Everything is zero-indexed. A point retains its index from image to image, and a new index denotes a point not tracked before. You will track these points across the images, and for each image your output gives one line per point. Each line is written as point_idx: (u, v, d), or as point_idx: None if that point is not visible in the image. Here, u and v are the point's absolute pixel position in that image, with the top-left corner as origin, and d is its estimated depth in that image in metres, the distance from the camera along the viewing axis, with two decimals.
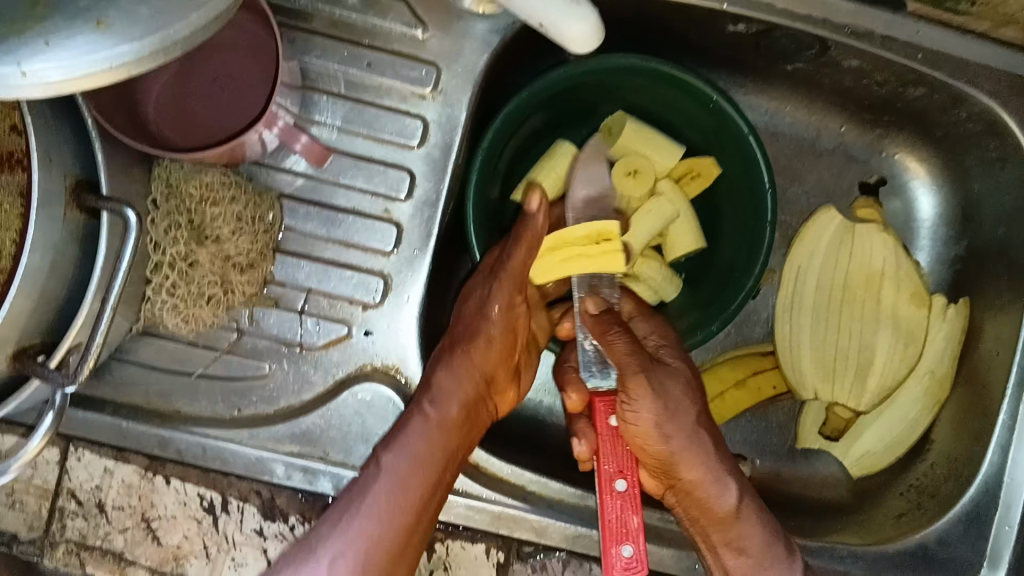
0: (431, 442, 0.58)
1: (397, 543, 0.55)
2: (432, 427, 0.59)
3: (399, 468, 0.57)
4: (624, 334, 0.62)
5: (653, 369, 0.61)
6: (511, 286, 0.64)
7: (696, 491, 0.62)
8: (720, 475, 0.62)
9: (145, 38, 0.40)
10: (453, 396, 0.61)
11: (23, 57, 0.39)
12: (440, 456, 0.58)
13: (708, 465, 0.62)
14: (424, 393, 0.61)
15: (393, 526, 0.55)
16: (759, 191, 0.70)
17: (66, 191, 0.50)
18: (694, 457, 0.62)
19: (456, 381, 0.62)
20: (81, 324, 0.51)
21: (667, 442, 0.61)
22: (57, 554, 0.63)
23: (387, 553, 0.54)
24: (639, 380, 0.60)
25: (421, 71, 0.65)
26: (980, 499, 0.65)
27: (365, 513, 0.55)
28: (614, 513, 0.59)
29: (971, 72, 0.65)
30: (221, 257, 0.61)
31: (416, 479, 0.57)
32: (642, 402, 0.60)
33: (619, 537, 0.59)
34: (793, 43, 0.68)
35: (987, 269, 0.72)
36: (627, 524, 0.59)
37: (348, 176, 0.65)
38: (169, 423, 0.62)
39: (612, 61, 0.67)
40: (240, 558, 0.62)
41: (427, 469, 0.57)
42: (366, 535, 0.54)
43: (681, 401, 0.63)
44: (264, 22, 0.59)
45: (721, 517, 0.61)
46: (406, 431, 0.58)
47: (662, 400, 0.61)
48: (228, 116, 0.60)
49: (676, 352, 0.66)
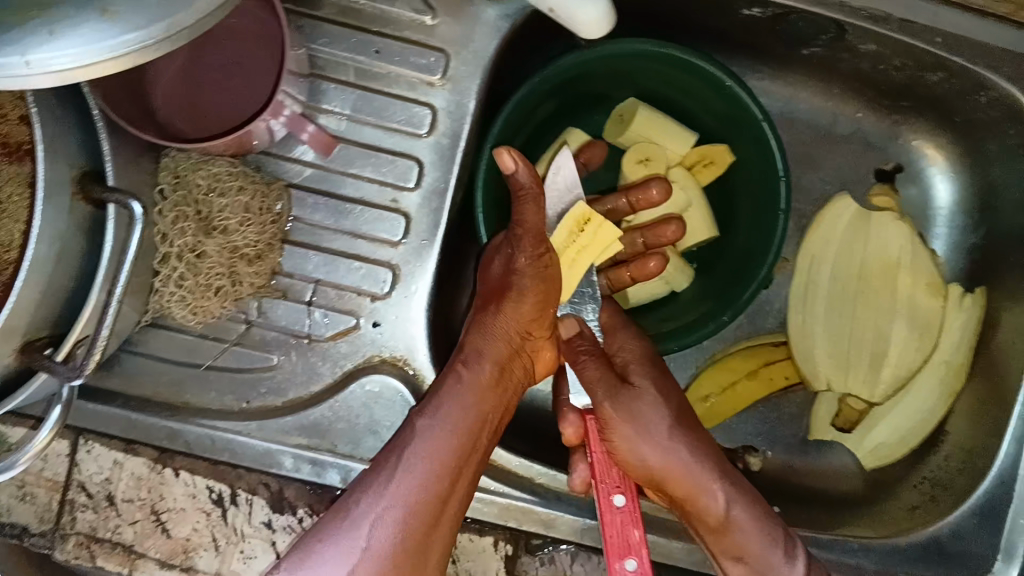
0: (466, 406, 0.58)
1: (431, 511, 0.54)
2: (467, 390, 0.59)
3: (431, 433, 0.56)
4: (593, 360, 0.63)
5: (619, 395, 0.62)
6: (532, 244, 0.61)
7: (689, 504, 0.60)
8: (707, 484, 0.59)
9: (153, 27, 0.39)
10: (486, 355, 0.62)
11: (28, 47, 0.38)
12: (477, 420, 0.58)
13: (696, 478, 0.59)
14: (458, 356, 0.62)
15: (429, 493, 0.54)
16: (774, 179, 0.69)
17: (71, 182, 0.49)
18: (680, 472, 0.59)
19: (490, 341, 0.63)
20: (87, 318, 0.51)
21: (645, 463, 0.60)
22: (67, 547, 0.61)
23: (422, 521, 0.53)
24: (608, 411, 0.61)
25: (430, 58, 0.64)
26: (994, 490, 0.64)
27: (402, 478, 0.54)
28: (616, 531, 0.58)
29: (993, 56, 0.63)
30: (229, 248, 0.60)
31: (452, 444, 0.56)
32: (618, 431, 0.61)
33: (622, 553, 0.57)
34: (809, 28, 0.67)
35: (1006, 258, 0.71)
36: (629, 539, 0.58)
37: (356, 166, 0.64)
38: (180, 415, 0.63)
39: (623, 46, 0.66)
40: (248, 550, 0.61)
41: (462, 435, 0.57)
42: (403, 499, 0.53)
43: (656, 418, 0.62)
44: (268, 8, 0.57)
45: (715, 525, 0.59)
46: (439, 398, 0.58)
47: (634, 424, 0.61)
48: (235, 105, 0.59)
49: (645, 368, 0.64)
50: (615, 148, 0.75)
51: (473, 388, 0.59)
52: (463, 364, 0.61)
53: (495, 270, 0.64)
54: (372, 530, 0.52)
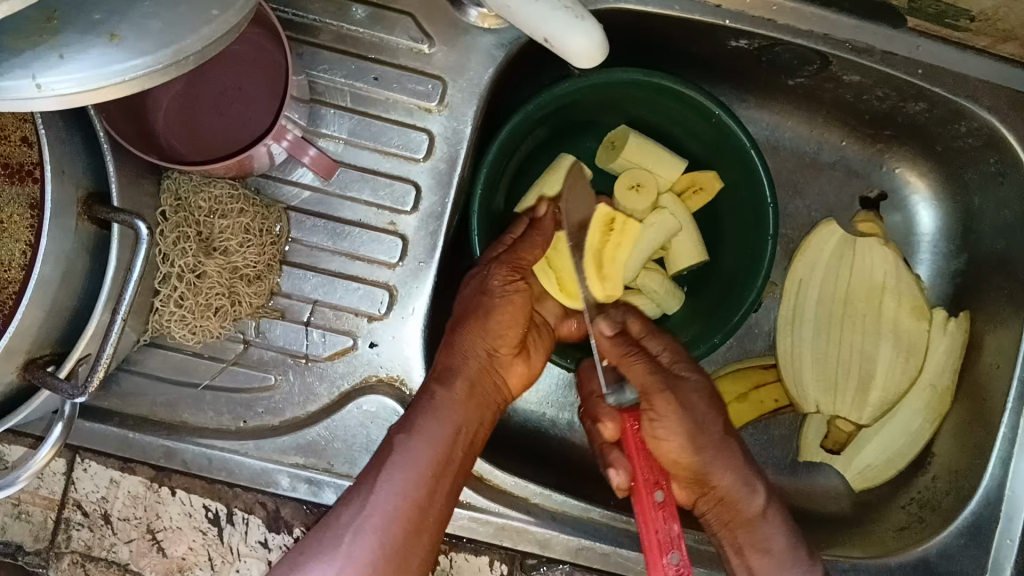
0: (444, 420, 0.60)
1: (411, 518, 0.55)
2: (442, 404, 0.60)
3: (411, 448, 0.58)
4: (639, 359, 0.62)
5: (676, 385, 0.62)
6: (505, 270, 0.64)
7: (725, 499, 0.63)
8: (750, 480, 0.63)
9: (157, 52, 0.41)
10: (461, 372, 0.62)
11: (38, 71, 0.39)
12: (453, 430, 0.60)
13: (737, 474, 0.63)
14: (432, 376, 0.62)
15: (410, 501, 0.56)
16: (762, 204, 0.71)
17: (78, 203, 0.50)
18: (723, 468, 0.63)
19: (463, 356, 0.63)
20: (90, 335, 0.51)
21: (693, 454, 0.62)
22: (63, 564, 0.62)
23: (402, 529, 0.55)
24: (666, 398, 0.61)
25: (427, 85, 0.66)
26: (980, 511, 0.66)
27: (382, 490, 0.56)
28: (659, 525, 0.56)
29: (971, 87, 0.66)
30: (228, 268, 0.61)
31: (429, 458, 0.57)
32: (670, 420, 0.61)
33: (667, 546, 0.55)
34: (794, 59, 0.70)
35: (988, 281, 0.73)
36: (672, 531, 0.56)
37: (354, 189, 0.66)
38: (176, 434, 0.63)
39: (615, 74, 0.68)
40: (245, 569, 0.62)
41: (441, 445, 0.58)
42: (384, 510, 0.55)
43: (705, 414, 0.63)
44: (273, 36, 0.59)
45: (749, 519, 0.62)
46: (421, 414, 0.60)
47: (686, 413, 0.61)
48: (235, 128, 0.61)
49: (690, 364, 0.65)
50: (606, 174, 0.77)
51: (448, 402, 0.61)
52: (438, 382, 0.62)
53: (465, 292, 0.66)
54: (352, 542, 0.54)
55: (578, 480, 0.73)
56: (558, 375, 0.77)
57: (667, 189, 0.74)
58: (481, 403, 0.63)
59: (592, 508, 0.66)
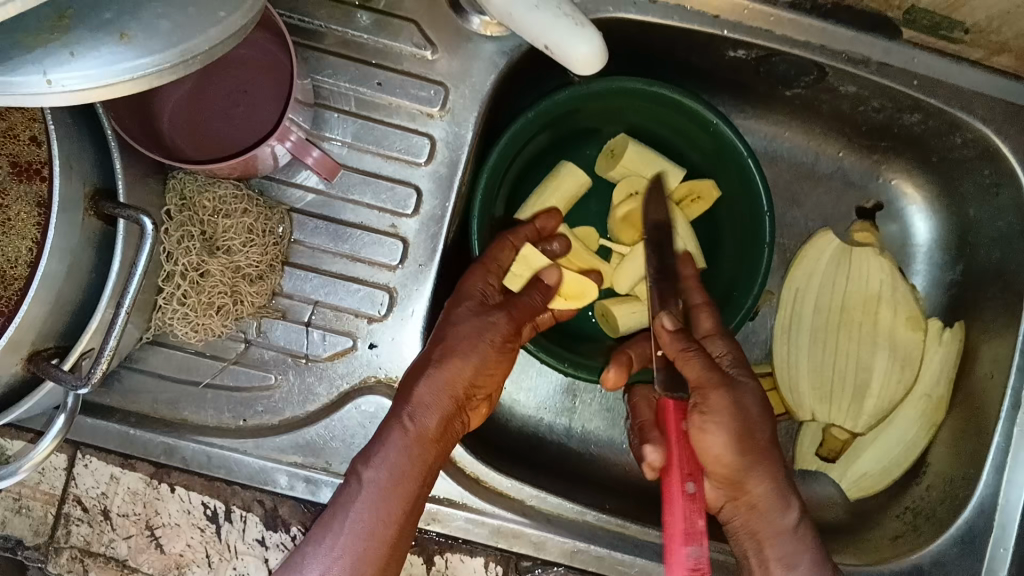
0: (412, 455, 0.59)
1: (381, 557, 0.57)
2: (411, 442, 0.60)
3: (379, 485, 0.58)
4: (698, 355, 0.60)
5: (728, 389, 0.60)
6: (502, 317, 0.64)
7: (757, 510, 0.62)
8: (784, 495, 0.62)
9: (166, 51, 0.42)
10: (431, 408, 0.61)
11: (48, 66, 0.40)
12: (421, 466, 0.60)
13: (773, 486, 0.62)
14: (403, 405, 0.61)
15: (377, 541, 0.57)
16: (759, 213, 0.71)
17: (84, 198, 0.51)
18: (756, 477, 0.61)
19: (435, 395, 0.62)
20: (93, 330, 0.52)
21: (736, 459, 0.60)
22: (61, 560, 0.63)
23: (372, 565, 0.57)
24: (718, 398, 0.60)
25: (429, 90, 0.67)
26: (975, 520, 0.67)
27: (350, 528, 0.57)
28: (684, 517, 0.57)
29: (966, 99, 0.68)
30: (231, 267, 0.62)
31: (400, 494, 0.58)
32: (720, 419, 0.60)
33: (689, 539, 0.56)
34: (791, 69, 0.71)
35: (984, 292, 0.73)
36: (694, 526, 0.57)
37: (356, 192, 0.67)
38: (176, 431, 0.64)
39: (616, 83, 0.69)
40: (242, 567, 0.63)
41: (408, 480, 0.59)
42: (354, 548, 0.57)
43: (755, 422, 0.62)
44: (280, 42, 0.60)
45: (777, 534, 0.61)
46: (385, 447, 0.59)
47: (735, 420, 0.60)
48: (239, 132, 0.62)
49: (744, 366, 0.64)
50: (606, 181, 0.77)
51: (418, 439, 0.60)
52: (409, 418, 0.61)
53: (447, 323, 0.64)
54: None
55: (575, 486, 0.72)
56: (556, 381, 0.78)
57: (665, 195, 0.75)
58: (448, 439, 0.62)
59: (588, 511, 0.66)
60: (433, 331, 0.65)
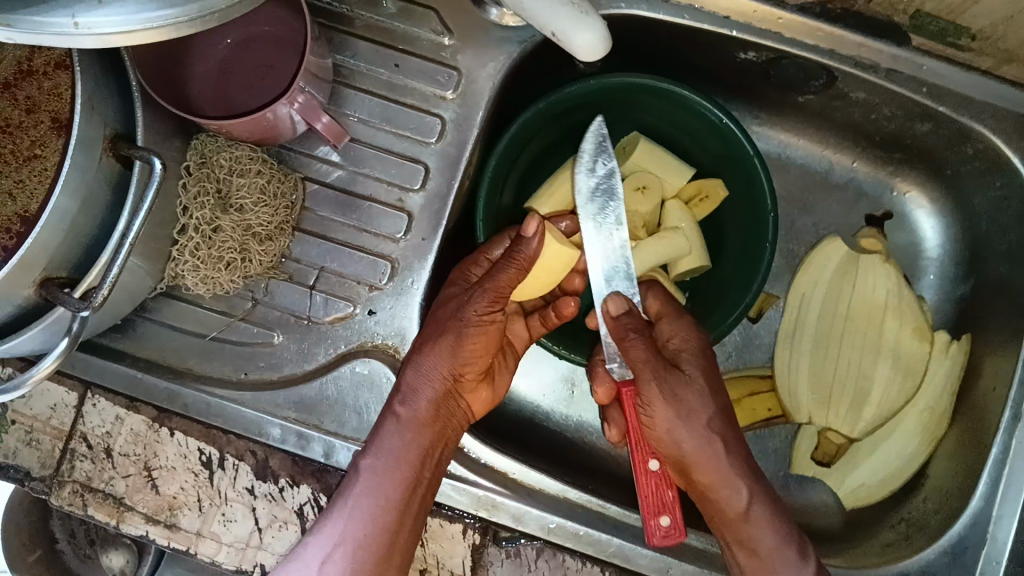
0: (406, 440, 0.63)
1: (384, 541, 0.60)
2: (405, 428, 0.63)
3: (379, 472, 0.62)
4: (640, 338, 0.62)
5: (665, 376, 0.63)
6: (486, 301, 0.64)
7: (710, 494, 0.65)
8: (731, 478, 0.64)
9: (184, 5, 0.47)
10: (423, 394, 0.64)
11: (78, 11, 0.45)
12: (416, 451, 0.62)
13: (721, 470, 0.64)
14: (396, 393, 0.65)
15: (377, 526, 0.60)
16: (762, 215, 0.72)
17: (104, 140, 0.55)
18: (706, 462, 0.64)
19: (425, 379, 0.64)
20: (99, 268, 0.56)
21: (679, 446, 0.64)
22: (63, 493, 0.66)
23: (374, 549, 0.59)
24: (652, 390, 0.63)
25: (444, 74, 0.70)
26: (967, 532, 0.65)
27: (350, 516, 0.60)
28: (651, 491, 0.65)
29: (975, 108, 0.68)
30: (242, 226, 0.65)
31: (395, 478, 0.61)
32: (657, 410, 0.63)
33: (656, 511, 0.64)
34: (801, 73, 0.72)
35: (991, 306, 0.72)
36: (664, 499, 0.65)
37: (368, 166, 0.70)
38: (180, 378, 0.67)
39: (626, 78, 0.71)
40: (230, 513, 0.65)
41: (405, 463, 0.62)
42: (355, 537, 0.60)
43: (696, 406, 0.64)
44: (298, 14, 0.64)
45: (733, 518, 0.64)
46: (380, 434, 0.63)
47: (675, 409, 0.63)
48: (258, 99, 0.66)
49: (698, 358, 0.65)
50: None
51: (411, 424, 0.63)
52: (401, 404, 0.64)
53: (443, 310, 0.66)
54: (322, 568, 0.59)
55: (564, 468, 0.74)
56: (554, 369, 0.79)
57: (674, 196, 0.77)
58: (442, 421, 0.65)
59: (570, 490, 0.67)
60: (430, 318, 0.67)
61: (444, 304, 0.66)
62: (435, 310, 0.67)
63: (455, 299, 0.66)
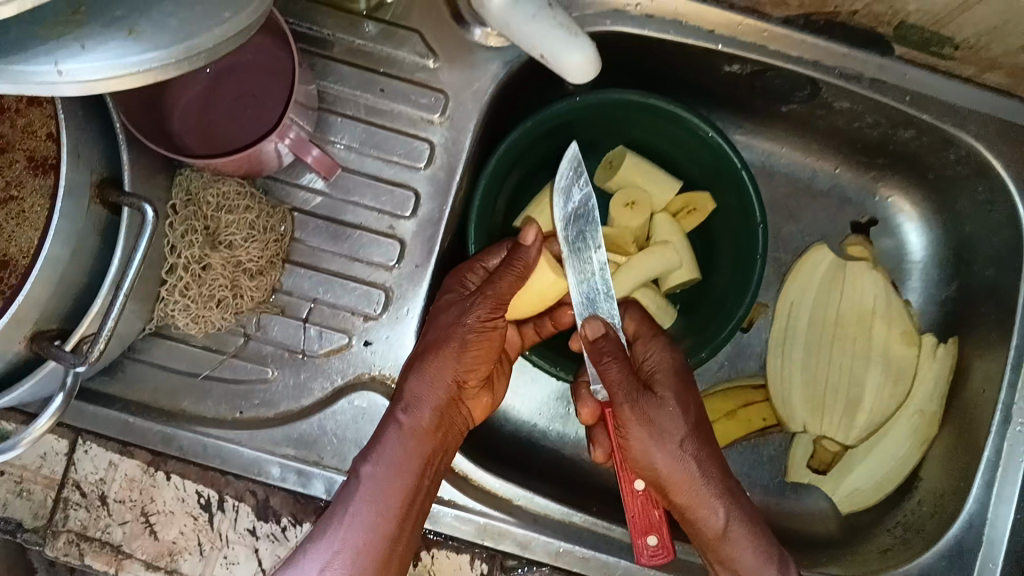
0: (408, 448, 0.61)
1: (382, 550, 0.59)
2: (406, 437, 0.62)
3: (378, 479, 0.61)
4: (617, 362, 0.63)
5: (638, 399, 0.63)
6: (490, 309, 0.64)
7: (688, 514, 0.64)
8: (708, 499, 0.64)
9: (174, 47, 0.42)
10: (425, 403, 0.63)
11: (60, 57, 0.40)
12: (418, 461, 0.61)
13: (698, 491, 0.64)
14: (397, 403, 0.63)
15: (378, 535, 0.59)
16: (753, 226, 0.73)
17: (90, 187, 0.53)
18: (683, 483, 0.64)
19: (428, 387, 0.64)
20: (92, 316, 0.54)
21: (654, 467, 0.64)
22: (58, 544, 0.64)
23: (372, 560, 0.59)
24: (627, 414, 0.63)
25: (430, 98, 0.69)
26: (964, 534, 0.66)
27: (350, 524, 0.59)
28: (637, 511, 0.65)
29: (959, 115, 0.68)
30: (232, 262, 0.64)
31: (396, 488, 0.60)
32: (633, 431, 0.63)
33: (642, 530, 0.64)
34: (786, 84, 0.72)
35: (977, 309, 0.74)
36: (649, 518, 0.64)
37: (358, 194, 0.69)
38: (171, 420, 0.65)
39: (613, 94, 0.71)
40: (232, 556, 0.64)
41: (408, 474, 0.61)
42: (354, 543, 0.59)
43: (671, 428, 0.64)
44: (282, 43, 0.63)
45: (713, 537, 0.64)
46: (382, 443, 0.61)
47: (648, 430, 0.63)
48: (244, 132, 0.64)
49: (672, 380, 0.65)
50: (604, 192, 0.79)
51: (411, 433, 0.62)
52: (404, 412, 0.63)
53: (441, 318, 0.65)
54: None
55: (566, 488, 0.74)
56: (550, 386, 0.79)
57: (663, 210, 0.76)
58: (444, 432, 0.64)
59: (575, 513, 0.67)
60: (426, 326, 0.66)
61: (444, 311, 0.65)
62: (433, 318, 0.66)
63: (456, 305, 0.65)
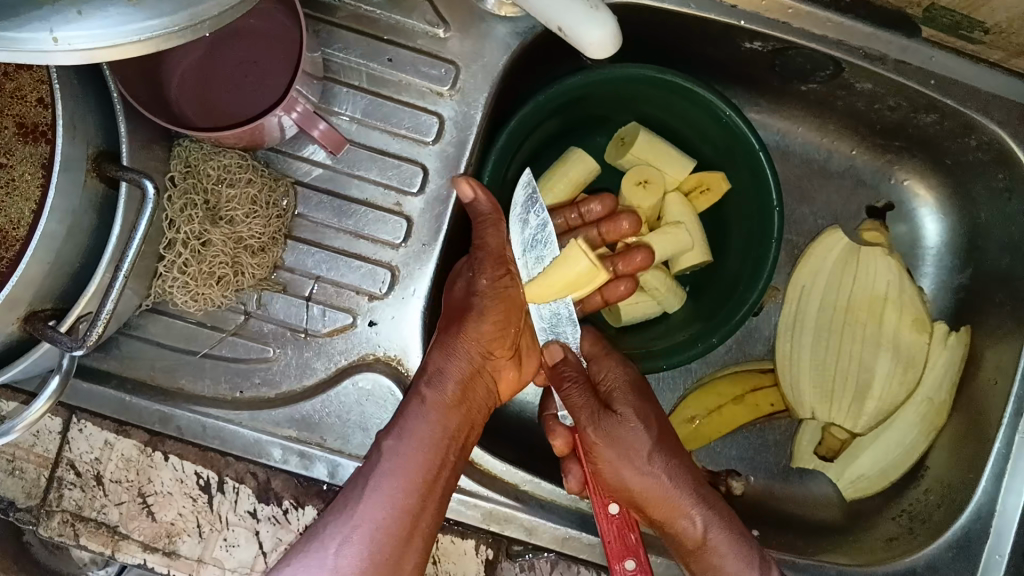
0: (431, 423, 0.60)
1: (403, 524, 0.55)
2: (430, 410, 0.60)
3: (399, 453, 0.58)
4: (577, 385, 0.64)
5: (602, 418, 0.63)
6: (493, 268, 0.63)
7: (666, 526, 0.63)
8: (684, 508, 0.62)
9: (175, 14, 0.39)
10: (449, 374, 0.62)
11: (54, 24, 0.38)
12: (443, 434, 0.59)
13: (674, 501, 0.62)
14: (421, 377, 0.62)
15: (400, 509, 0.56)
16: (768, 209, 0.70)
17: (87, 159, 0.51)
18: (658, 498, 0.63)
19: (451, 359, 0.62)
20: (89, 296, 0.52)
21: (627, 485, 0.63)
22: (52, 523, 0.62)
23: (393, 535, 0.55)
24: (592, 434, 0.63)
25: (440, 69, 0.66)
26: (971, 525, 0.65)
27: (371, 498, 0.56)
28: (614, 536, 0.61)
29: (983, 99, 0.66)
30: (233, 238, 0.61)
31: (419, 460, 0.58)
32: (603, 451, 0.62)
33: (621, 555, 0.60)
34: (807, 63, 0.70)
35: (991, 298, 0.73)
36: (627, 542, 0.61)
37: (363, 168, 0.67)
38: (171, 400, 0.64)
39: (628, 69, 0.68)
40: (232, 538, 0.62)
41: (424, 446, 0.58)
42: (374, 517, 0.55)
43: (638, 443, 0.63)
44: (288, 10, 0.60)
45: (693, 548, 0.62)
46: (404, 417, 0.60)
47: (615, 448, 0.62)
48: (244, 102, 0.61)
49: (631, 395, 0.64)
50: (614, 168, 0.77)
51: (436, 407, 0.61)
52: (427, 386, 0.61)
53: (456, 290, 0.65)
54: (337, 554, 0.54)
55: None
56: None
57: (675, 189, 0.74)
58: (473, 408, 0.63)
59: (582, 499, 0.66)
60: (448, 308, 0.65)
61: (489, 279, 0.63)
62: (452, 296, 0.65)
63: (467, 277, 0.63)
